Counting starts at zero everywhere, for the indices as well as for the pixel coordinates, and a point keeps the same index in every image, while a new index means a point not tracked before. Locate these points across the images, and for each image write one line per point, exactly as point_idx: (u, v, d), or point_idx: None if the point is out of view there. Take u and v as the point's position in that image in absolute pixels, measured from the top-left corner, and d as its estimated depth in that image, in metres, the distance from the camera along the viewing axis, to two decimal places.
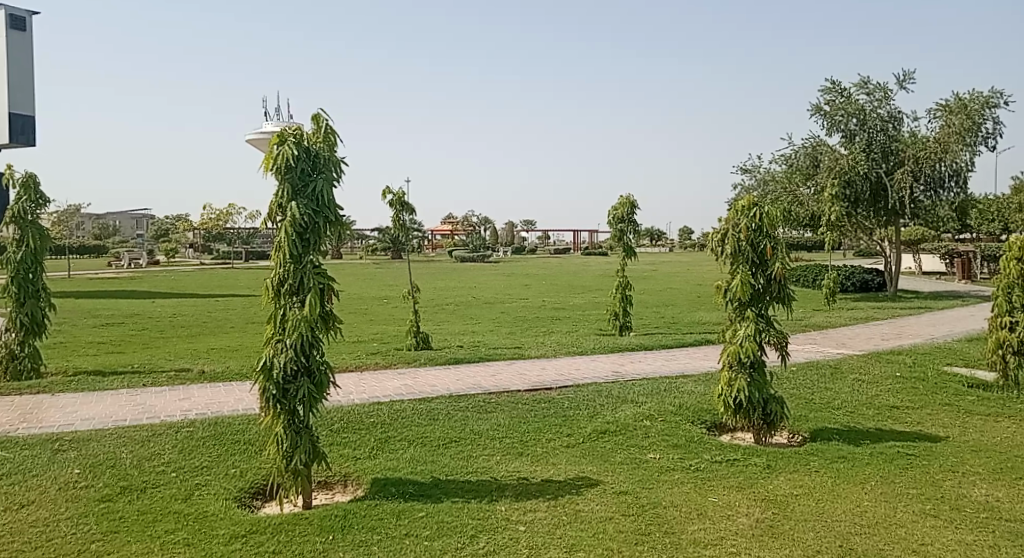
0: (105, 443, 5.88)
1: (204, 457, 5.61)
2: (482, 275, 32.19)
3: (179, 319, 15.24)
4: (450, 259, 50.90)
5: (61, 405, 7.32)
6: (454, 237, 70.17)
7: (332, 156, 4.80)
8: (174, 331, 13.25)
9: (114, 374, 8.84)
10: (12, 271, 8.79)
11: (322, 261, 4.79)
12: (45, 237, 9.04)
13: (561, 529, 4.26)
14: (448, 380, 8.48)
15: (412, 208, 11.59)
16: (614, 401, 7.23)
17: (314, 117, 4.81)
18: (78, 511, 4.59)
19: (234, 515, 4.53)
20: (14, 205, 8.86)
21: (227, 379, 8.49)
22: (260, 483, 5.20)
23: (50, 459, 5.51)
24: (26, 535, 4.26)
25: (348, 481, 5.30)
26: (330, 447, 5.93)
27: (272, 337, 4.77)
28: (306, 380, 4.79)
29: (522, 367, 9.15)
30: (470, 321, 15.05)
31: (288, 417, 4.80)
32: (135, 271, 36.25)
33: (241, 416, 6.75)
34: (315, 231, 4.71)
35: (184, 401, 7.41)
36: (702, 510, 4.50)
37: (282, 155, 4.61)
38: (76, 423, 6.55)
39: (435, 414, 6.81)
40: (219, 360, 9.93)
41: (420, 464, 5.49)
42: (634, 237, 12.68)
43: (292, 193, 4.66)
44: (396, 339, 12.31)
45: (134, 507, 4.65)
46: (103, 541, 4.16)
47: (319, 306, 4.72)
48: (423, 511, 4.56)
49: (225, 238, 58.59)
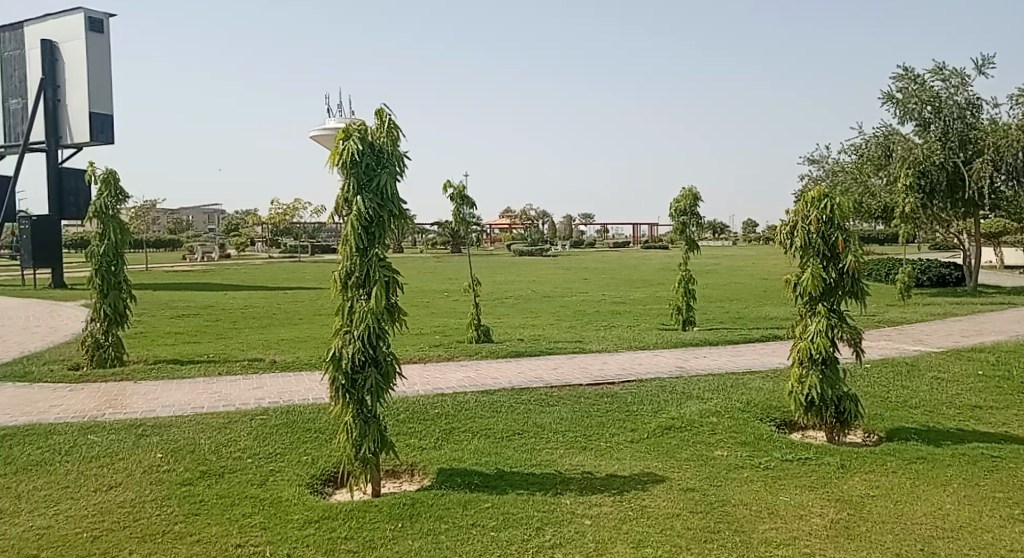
0: (185, 429, 6.12)
1: (277, 444, 5.78)
2: (542, 269, 32.18)
3: (250, 311, 15.71)
4: (510, 252, 50.99)
5: (143, 391, 7.66)
6: (514, 230, 70.37)
7: (396, 151, 4.86)
8: (246, 322, 13.65)
9: (191, 363, 9.16)
10: (95, 264, 9.19)
11: (388, 255, 4.87)
12: (125, 231, 9.43)
13: (627, 525, 4.23)
14: (508, 373, 8.50)
15: (472, 201, 11.67)
16: (680, 397, 7.13)
17: (378, 112, 4.88)
18: (162, 493, 4.79)
19: (307, 501, 4.66)
20: (97, 201, 9.26)
21: (296, 369, 8.70)
22: (331, 470, 5.34)
23: (136, 443, 5.78)
24: (116, 515, 4.45)
25: (414, 471, 5.38)
26: (397, 436, 6.04)
27: (340, 329, 4.88)
28: (374, 370, 4.88)
29: (584, 361, 9.13)
30: (532, 315, 15.07)
31: (357, 406, 4.90)
32: (206, 266, 37.55)
33: (311, 404, 6.93)
34: (380, 225, 4.79)
35: (256, 389, 7.65)
36: (773, 509, 4.42)
37: (347, 150, 4.71)
38: (158, 410, 6.84)
39: (499, 406, 6.85)
40: (289, 351, 10.20)
41: (484, 455, 5.53)
42: (696, 230, 12.46)
43: (357, 187, 4.74)
44: (458, 332, 12.42)
45: (213, 490, 4.83)
46: (186, 522, 4.33)
47: (385, 298, 4.80)
48: (489, 502, 4.60)
49: (291, 232, 59.95)
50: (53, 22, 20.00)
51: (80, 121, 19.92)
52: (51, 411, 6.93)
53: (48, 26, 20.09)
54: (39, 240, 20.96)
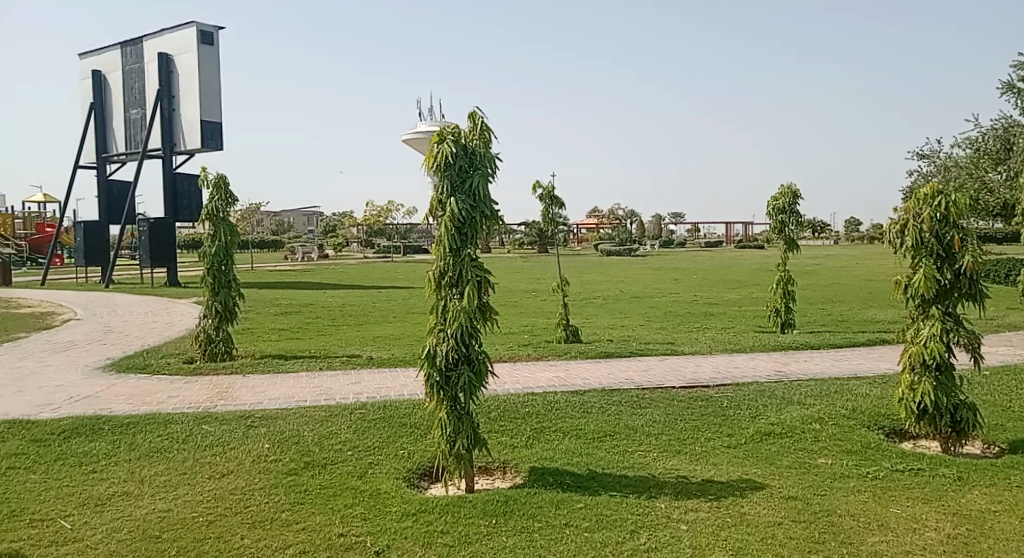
0: (290, 421, 6.39)
1: (375, 438, 5.94)
2: (633, 269, 31.80)
3: (347, 309, 16.24)
4: (598, 252, 50.63)
5: (251, 384, 8.04)
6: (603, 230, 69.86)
7: (488, 152, 4.91)
8: (343, 320, 14.12)
9: (294, 358, 9.56)
10: (207, 263, 9.71)
11: (480, 255, 4.92)
12: (234, 232, 9.93)
13: (725, 532, 4.12)
14: (599, 374, 8.44)
15: (561, 201, 11.65)
16: (779, 402, 6.89)
17: (471, 115, 4.94)
18: (270, 481, 5.01)
19: (405, 494, 4.78)
20: (208, 204, 9.78)
21: (392, 366, 8.93)
22: (426, 465, 5.45)
23: (245, 433, 6.08)
24: (228, 501, 4.70)
25: (507, 468, 5.42)
26: (489, 434, 6.10)
27: (435, 327, 4.97)
28: (467, 368, 4.95)
29: (677, 363, 8.97)
30: (622, 316, 14.92)
31: (450, 403, 4.98)
32: (306, 265, 39.07)
33: (406, 400, 7.10)
34: (473, 226, 4.85)
35: (354, 384, 7.90)
36: (883, 521, 4.21)
37: (441, 153, 4.79)
38: (264, 402, 7.17)
39: (590, 407, 6.81)
40: (385, 348, 10.48)
41: (576, 455, 5.51)
42: (795, 229, 12.01)
43: (451, 189, 4.81)
44: (547, 332, 12.44)
45: (316, 481, 5.02)
46: (292, 511, 4.52)
47: (477, 297, 4.86)
48: (582, 503, 4.58)
49: (384, 233, 61.56)
50: (168, 37, 21.31)
51: (192, 129, 21.13)
52: (168, 401, 7.38)
53: (164, 41, 21.43)
54: (156, 241, 22.36)
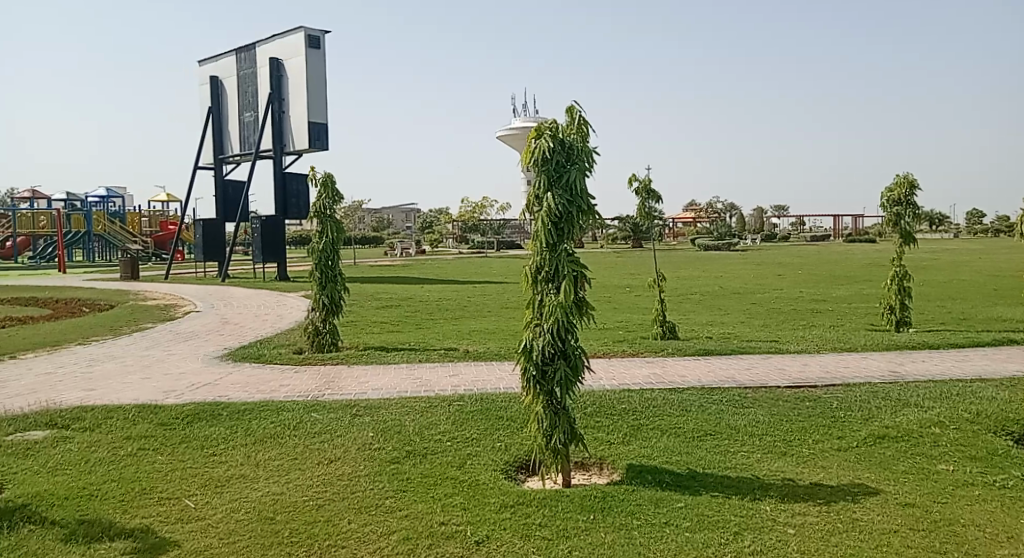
0: (392, 411, 6.58)
1: (473, 429, 6.03)
2: (732, 264, 30.87)
3: (444, 303, 16.55)
4: (696, 247, 49.46)
5: (355, 375, 8.33)
6: (700, 224, 68.26)
7: (586, 147, 4.87)
8: (440, 313, 14.40)
9: (395, 350, 9.84)
10: (315, 258, 10.12)
11: (576, 250, 4.89)
12: (340, 229, 10.29)
13: (835, 537, 3.95)
14: (698, 371, 8.25)
15: (658, 195, 11.45)
16: (893, 405, 6.53)
17: (569, 109, 4.91)
18: (374, 469, 5.17)
19: (503, 486, 4.83)
20: (316, 202, 10.24)
21: (489, 359, 9.04)
22: (523, 458, 5.48)
23: (350, 422, 6.30)
24: (336, 486, 4.88)
25: (604, 464, 5.38)
26: (586, 429, 6.07)
27: (531, 321, 5.00)
28: (563, 362, 4.94)
29: (781, 362, 8.66)
30: (722, 312, 14.53)
31: (547, 397, 4.99)
32: (405, 260, 40.10)
33: (503, 393, 7.17)
34: (570, 220, 4.83)
35: (453, 376, 8.04)
36: (1013, 534, 3.92)
37: (538, 148, 4.79)
38: (368, 392, 7.41)
39: (689, 405, 6.67)
40: (481, 341, 10.61)
41: (675, 454, 5.41)
42: (912, 222, 11.35)
43: (548, 184, 4.81)
44: (644, 328, 12.28)
45: (417, 469, 5.14)
46: (395, 498, 4.65)
47: (573, 292, 4.83)
48: (682, 502, 4.49)
49: (478, 229, 62.35)
50: (278, 42, 22.30)
51: (299, 129, 22.04)
52: (279, 389, 7.74)
53: (274, 45, 22.45)
54: (265, 237, 23.48)
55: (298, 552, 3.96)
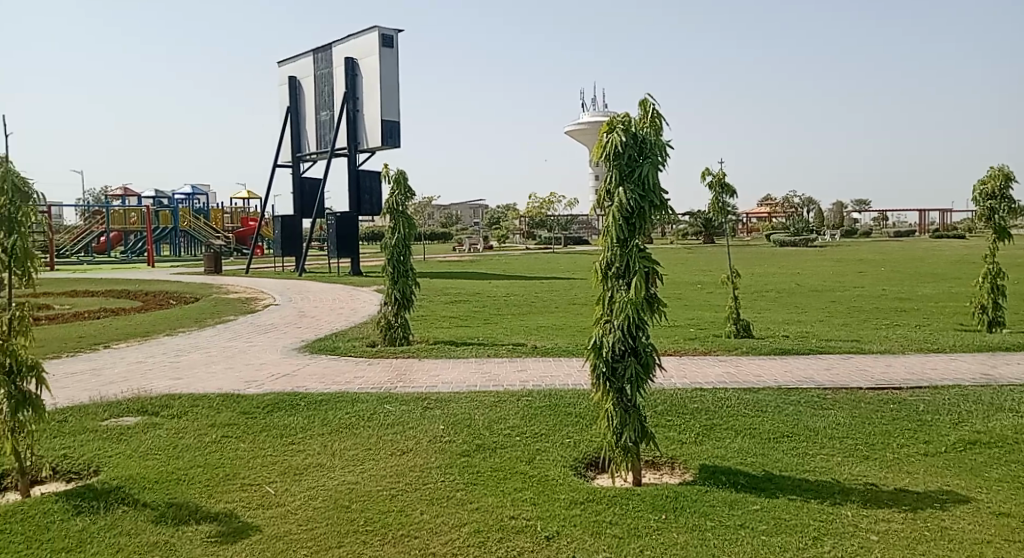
0: (462, 405, 6.64)
1: (542, 425, 6.03)
2: (810, 260, 29.87)
3: (513, 298, 16.61)
4: (771, 243, 48.11)
5: (425, 368, 8.45)
6: (775, 219, 66.39)
7: (658, 141, 4.79)
8: (509, 309, 14.46)
9: (464, 345, 9.93)
10: (387, 253, 10.29)
11: (648, 245, 4.82)
12: (412, 224, 10.44)
13: (922, 546, 3.79)
14: (774, 371, 8.03)
15: (733, 189, 11.18)
16: (985, 409, 6.21)
17: (642, 103, 4.85)
18: (445, 461, 5.24)
19: (572, 482, 4.81)
20: (389, 199, 10.43)
21: (557, 355, 9.02)
22: (593, 455, 5.44)
23: (421, 414, 6.39)
24: (408, 477, 4.96)
25: (675, 464, 5.30)
26: (657, 427, 5.99)
27: (601, 318, 4.96)
28: (634, 360, 4.89)
29: (862, 362, 8.34)
30: (798, 310, 14.10)
31: (617, 395, 4.94)
32: (474, 255, 40.43)
33: (572, 389, 7.15)
34: (641, 216, 4.77)
35: (522, 372, 8.06)
36: None
37: (610, 143, 4.74)
38: (438, 385, 7.51)
39: (764, 406, 6.50)
40: (550, 337, 10.60)
41: (750, 455, 5.28)
42: (1007, 216, 10.75)
43: (619, 178, 4.76)
44: (716, 325, 12.03)
45: (487, 463, 5.18)
46: (466, 490, 4.69)
47: (644, 288, 4.77)
48: (758, 504, 4.38)
49: (547, 224, 62.30)
50: (353, 42, 22.80)
51: (373, 127, 22.47)
52: (353, 381, 7.93)
53: (349, 45, 22.97)
54: (339, 233, 24.06)
55: (373, 541, 4.04)
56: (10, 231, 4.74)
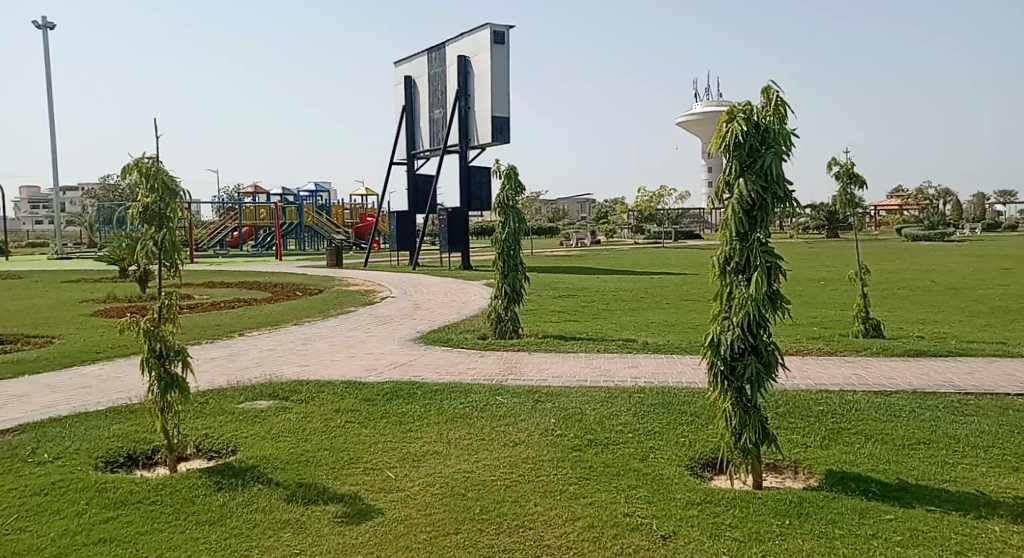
0: (573, 399, 6.63)
1: (656, 423, 5.93)
2: (946, 256, 27.82)
3: (623, 293, 16.43)
4: (900, 237, 45.18)
5: (537, 362, 8.50)
6: (905, 212, 62.33)
7: (783, 129, 4.60)
8: (620, 304, 14.32)
9: (574, 339, 9.92)
10: (498, 248, 10.41)
11: (770, 239, 4.63)
12: (522, 219, 10.52)
13: None
14: (907, 374, 7.55)
15: (861, 180, 10.58)
16: None
17: (764, 90, 4.66)
18: (557, 455, 5.25)
19: (688, 482, 4.71)
20: (500, 193, 10.53)
21: (670, 352, 8.85)
22: (710, 455, 5.30)
23: (533, 407, 6.44)
24: (522, 469, 5.01)
25: (798, 468, 5.08)
26: (778, 430, 5.76)
27: (719, 314, 4.82)
28: (754, 359, 4.71)
29: (1008, 367, 7.70)
30: (932, 310, 13.19)
31: (736, 394, 4.79)
32: (583, 250, 40.29)
33: (686, 387, 7.01)
34: (764, 208, 4.58)
35: (633, 368, 7.97)
36: None
37: (730, 132, 4.59)
38: (549, 379, 7.54)
39: (896, 411, 6.12)
40: (662, 333, 10.42)
41: (882, 462, 4.99)
42: None
43: (740, 169, 4.59)
44: (840, 324, 11.45)
45: (600, 459, 5.15)
46: (579, 485, 4.68)
47: (766, 284, 4.59)
48: (892, 514, 4.14)
49: (657, 219, 61.23)
50: (467, 39, 23.19)
51: (485, 123, 22.77)
52: (466, 372, 8.09)
53: (463, 43, 23.37)
54: (451, 228, 24.57)
55: (488, 529, 4.11)
56: (160, 225, 5.13)
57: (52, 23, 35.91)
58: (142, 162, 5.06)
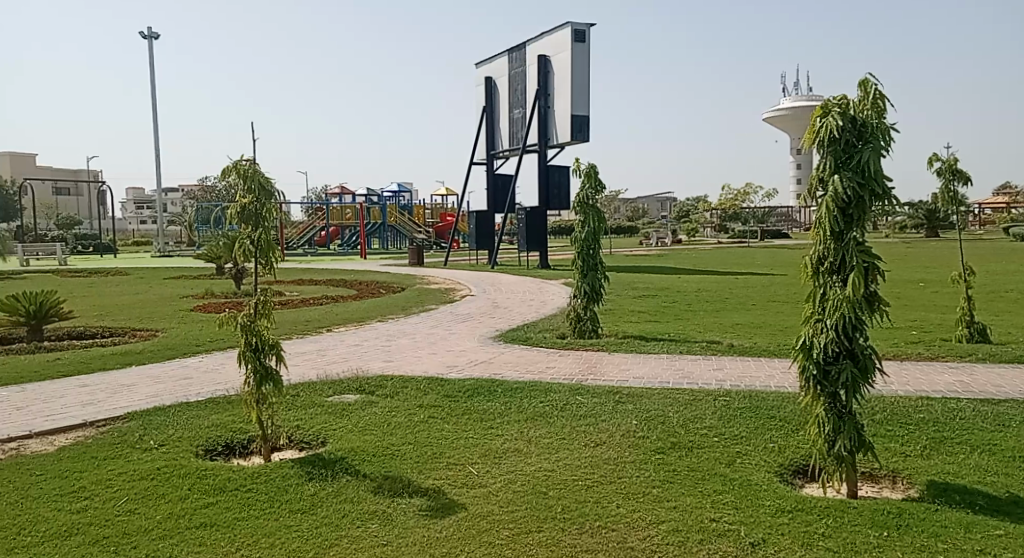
0: (656, 401, 6.54)
1: (743, 427, 5.78)
2: None
3: (707, 294, 16.09)
4: (1007, 236, 42.51)
5: (618, 362, 8.42)
6: (1012, 210, 58.64)
7: (881, 123, 4.39)
8: (703, 305, 14.04)
9: (656, 340, 9.78)
10: (577, 247, 10.37)
11: (868, 238, 4.44)
12: (602, 218, 10.44)
13: None
14: (1018, 382, 7.08)
15: (966, 176, 10.02)
16: None
17: (862, 83, 4.47)
18: (640, 457, 5.18)
19: (778, 489, 4.57)
20: (580, 192, 10.49)
21: (757, 355, 8.61)
22: (800, 462, 5.13)
23: (615, 408, 6.38)
24: (604, 470, 4.96)
25: (897, 478, 4.85)
26: (875, 437, 5.52)
27: (812, 316, 4.66)
28: (850, 363, 4.53)
29: None
30: None
31: (829, 399, 4.61)
32: (665, 249, 39.67)
33: (774, 392, 6.80)
34: (860, 206, 4.39)
35: (718, 371, 7.79)
36: None
37: (825, 127, 4.43)
38: (631, 380, 7.45)
39: (1005, 421, 5.76)
40: (748, 336, 10.15)
41: (989, 474, 4.71)
42: None
43: (835, 166, 4.42)
44: (941, 328, 10.86)
45: (684, 462, 5.06)
46: (662, 488, 4.61)
47: (863, 285, 4.40)
48: (1001, 530, 3.90)
49: (742, 218, 59.67)
50: (548, 39, 23.20)
51: (565, 122, 22.71)
52: (547, 371, 8.09)
53: (544, 43, 23.39)
54: (531, 227, 24.63)
55: (571, 529, 4.10)
56: (257, 225, 5.35)
57: (157, 34, 37.94)
58: (241, 164, 5.28)
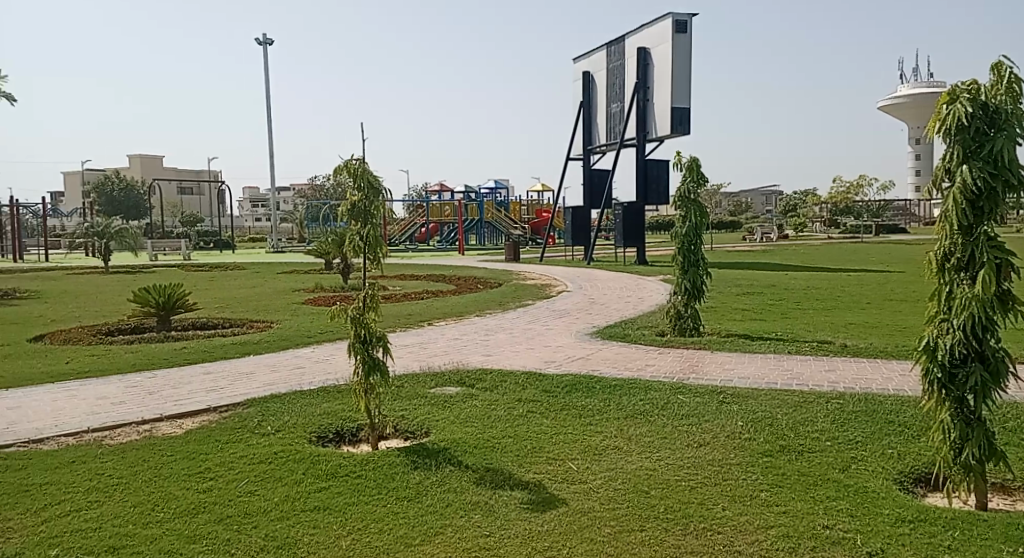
0: (764, 402, 6.33)
1: (858, 432, 5.51)
2: None
3: (816, 291, 15.42)
4: None
5: (722, 361, 8.20)
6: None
7: (1017, 109, 4.08)
8: (812, 303, 13.47)
9: (762, 339, 9.46)
10: (678, 243, 10.16)
11: (1000, 232, 4.13)
12: (704, 213, 10.18)
13: None
14: None
15: None
16: None
17: (994, 66, 4.17)
18: (747, 459, 5.03)
19: (897, 498, 4.33)
20: (681, 186, 10.27)
21: (871, 356, 8.18)
22: (922, 470, 4.85)
23: (720, 408, 6.22)
24: (708, 471, 4.85)
25: None
26: (1007, 446, 5.14)
27: (937, 316, 4.39)
28: (979, 366, 4.24)
29: None
30: None
31: (956, 405, 4.34)
32: (769, 244, 38.33)
33: (892, 395, 6.45)
34: (992, 198, 4.10)
35: (830, 372, 7.45)
36: None
37: (952, 115, 4.15)
38: (735, 380, 7.24)
39: None
40: (862, 336, 9.66)
41: None
42: None
43: (964, 156, 4.14)
44: None
45: (794, 466, 4.88)
46: (770, 492, 4.47)
47: (995, 283, 4.10)
48: None
49: (853, 212, 56.84)
50: (648, 31, 22.82)
51: (665, 115, 22.28)
52: (647, 369, 7.97)
53: (644, 35, 23.02)
54: (629, 223, 24.33)
55: (675, 529, 4.03)
56: (365, 221, 5.52)
57: (271, 39, 39.67)
58: (351, 163, 5.47)
